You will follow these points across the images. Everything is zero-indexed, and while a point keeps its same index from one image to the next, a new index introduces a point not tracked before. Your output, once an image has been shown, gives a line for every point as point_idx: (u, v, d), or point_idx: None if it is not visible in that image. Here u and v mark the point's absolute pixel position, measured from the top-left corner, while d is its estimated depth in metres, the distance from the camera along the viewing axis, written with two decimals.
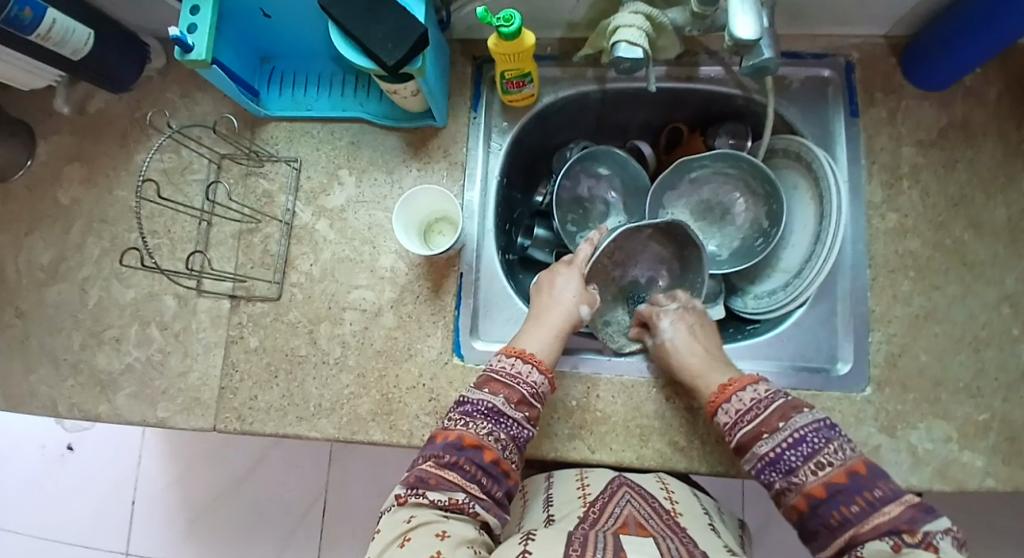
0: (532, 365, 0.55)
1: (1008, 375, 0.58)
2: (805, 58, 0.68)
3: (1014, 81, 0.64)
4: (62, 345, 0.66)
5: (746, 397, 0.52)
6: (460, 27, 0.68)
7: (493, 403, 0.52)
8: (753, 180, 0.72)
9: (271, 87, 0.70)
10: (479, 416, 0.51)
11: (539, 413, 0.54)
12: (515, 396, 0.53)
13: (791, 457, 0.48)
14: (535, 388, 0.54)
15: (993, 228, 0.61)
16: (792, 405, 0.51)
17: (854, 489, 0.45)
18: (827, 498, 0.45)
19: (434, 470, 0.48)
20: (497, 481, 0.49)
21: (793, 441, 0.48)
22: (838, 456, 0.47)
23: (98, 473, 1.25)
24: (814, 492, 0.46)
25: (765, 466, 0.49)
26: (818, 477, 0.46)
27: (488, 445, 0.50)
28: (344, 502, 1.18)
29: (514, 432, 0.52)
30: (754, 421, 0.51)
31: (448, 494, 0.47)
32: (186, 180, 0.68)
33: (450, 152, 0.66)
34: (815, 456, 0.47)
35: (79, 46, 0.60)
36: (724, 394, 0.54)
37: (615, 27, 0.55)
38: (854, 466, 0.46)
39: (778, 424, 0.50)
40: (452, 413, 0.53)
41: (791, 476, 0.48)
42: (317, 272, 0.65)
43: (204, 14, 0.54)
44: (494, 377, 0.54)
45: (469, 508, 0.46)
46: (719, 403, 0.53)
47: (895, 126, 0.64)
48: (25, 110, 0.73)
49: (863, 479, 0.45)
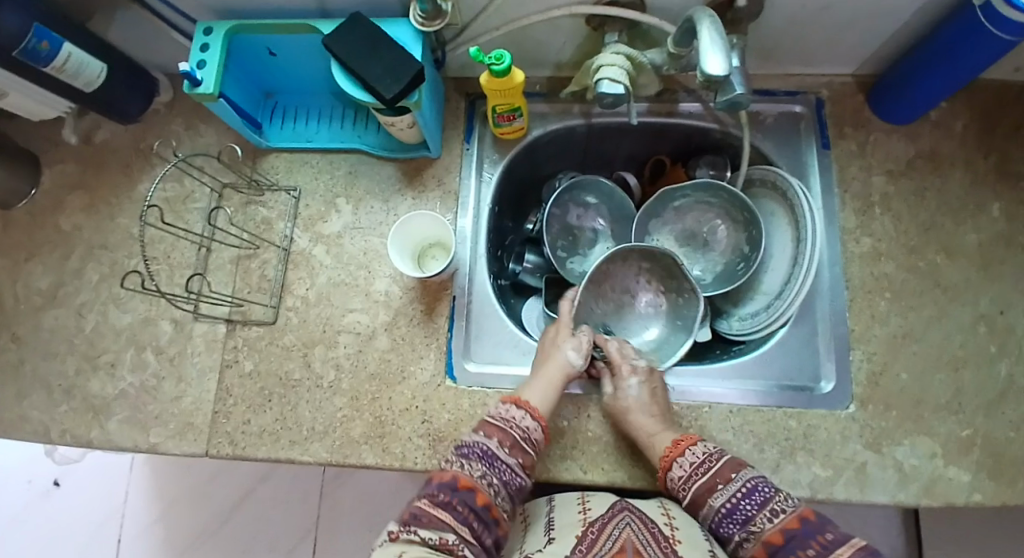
0: (525, 411, 0.56)
1: (987, 392, 0.60)
2: (777, 95, 0.73)
3: (975, 115, 0.68)
4: (56, 369, 0.67)
5: (698, 451, 0.54)
6: (454, 65, 0.72)
7: (488, 446, 0.54)
8: (733, 207, 0.76)
9: (273, 120, 0.73)
10: (475, 458, 0.53)
11: (531, 463, 0.55)
12: (509, 440, 0.54)
13: (746, 507, 0.50)
14: (527, 433, 0.55)
15: (965, 251, 0.64)
16: (739, 461, 0.53)
17: (807, 533, 0.46)
18: (784, 544, 0.47)
19: (428, 509, 0.49)
20: (487, 528, 0.50)
21: (745, 491, 0.50)
22: (788, 503, 0.49)
23: (80, 511, 1.22)
24: (772, 539, 0.48)
25: (723, 518, 0.51)
26: (775, 525, 0.48)
27: (481, 488, 0.51)
28: (335, 535, 1.16)
29: (507, 478, 0.53)
30: (708, 474, 0.53)
31: (439, 533, 0.47)
32: (187, 209, 0.70)
33: (443, 181, 0.69)
34: (767, 503, 0.49)
35: (92, 78, 0.63)
36: (677, 449, 0.55)
37: (598, 66, 0.59)
38: (804, 512, 0.48)
39: (731, 475, 0.52)
40: (451, 455, 0.55)
41: (748, 526, 0.49)
42: (313, 296, 0.66)
43: (212, 52, 0.57)
44: (489, 422, 0.56)
45: (459, 550, 0.46)
46: (672, 459, 0.54)
47: (864, 157, 0.68)
48: (32, 141, 0.76)
49: (814, 523, 0.47)
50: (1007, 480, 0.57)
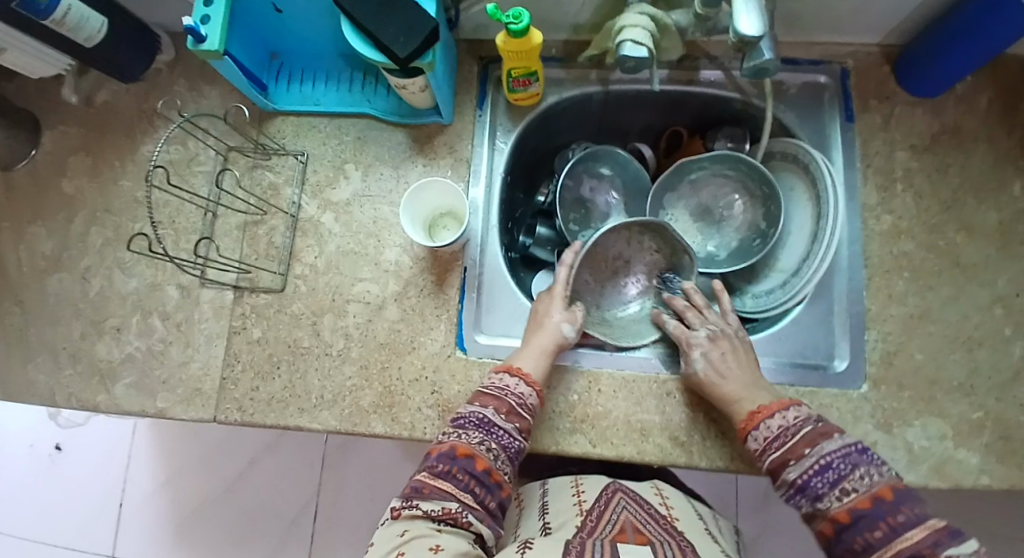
0: (518, 378, 0.55)
1: (1001, 374, 0.59)
2: (802, 65, 0.70)
3: (1004, 89, 0.66)
4: (61, 334, 0.66)
5: (775, 424, 0.52)
6: (468, 26, 0.69)
7: (484, 415, 0.53)
8: (751, 181, 0.74)
9: (280, 82, 0.71)
10: (471, 426, 0.53)
11: (530, 424, 0.55)
12: (504, 407, 0.54)
13: (818, 483, 0.48)
14: (523, 399, 0.55)
15: (986, 230, 0.63)
16: (821, 432, 0.50)
17: (879, 514, 0.45)
18: (851, 523, 0.46)
19: (428, 480, 0.50)
20: (490, 491, 0.51)
21: (819, 468, 0.48)
22: (864, 481, 0.47)
23: (87, 473, 1.23)
24: (839, 517, 0.46)
25: (795, 491, 0.49)
26: (843, 503, 0.46)
27: (480, 455, 0.51)
28: (340, 504, 1.17)
29: (506, 442, 0.53)
30: (782, 447, 0.51)
31: (441, 504, 0.49)
32: (192, 171, 0.69)
33: (455, 148, 0.67)
34: (841, 481, 0.47)
35: (93, 33, 0.61)
36: (754, 421, 0.53)
37: (621, 27, 0.56)
38: (880, 492, 0.46)
39: (806, 450, 0.49)
40: (446, 426, 0.55)
41: (818, 501, 0.48)
42: (321, 265, 0.65)
43: (216, 7, 0.55)
44: (484, 390, 0.56)
45: (462, 517, 0.48)
46: (749, 429, 0.53)
47: (888, 131, 0.66)
48: (32, 100, 0.74)
49: (888, 504, 0.45)
50: (1016, 463, 0.57)
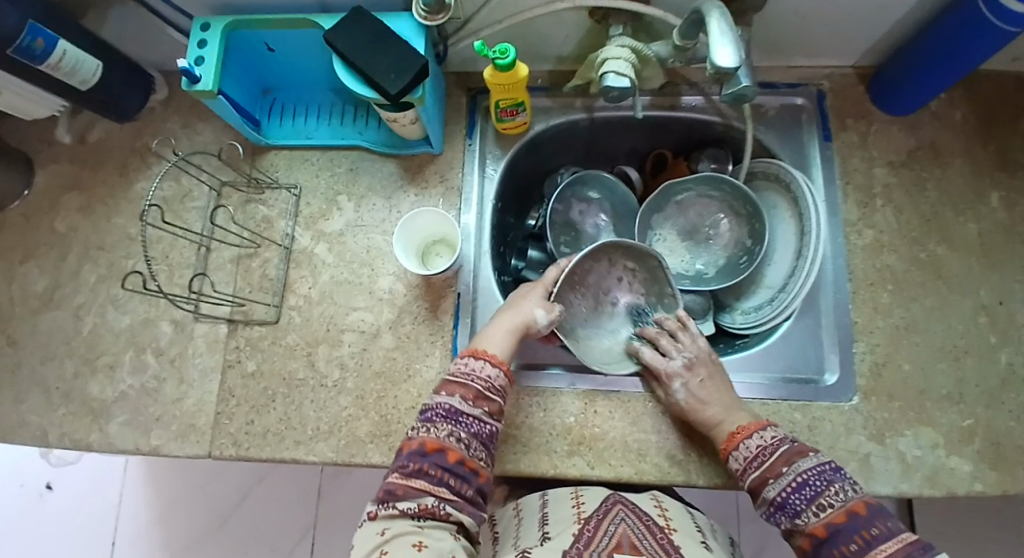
0: (484, 360, 0.56)
1: (989, 382, 0.60)
2: (779, 88, 0.73)
3: (974, 106, 0.69)
4: (54, 373, 0.65)
5: (753, 443, 0.53)
6: (456, 59, 0.71)
7: (451, 404, 0.53)
8: (735, 201, 0.76)
9: (272, 117, 0.72)
10: (439, 419, 0.52)
11: (500, 406, 0.55)
12: (471, 392, 0.54)
13: (796, 500, 0.49)
14: (490, 381, 0.55)
15: (966, 242, 0.64)
16: (798, 450, 0.52)
17: (853, 528, 0.46)
18: (828, 538, 0.47)
19: (401, 480, 0.49)
20: (466, 480, 0.50)
21: (796, 485, 0.50)
22: (840, 496, 0.48)
23: (77, 513, 1.20)
24: (816, 532, 0.48)
25: (775, 508, 0.51)
26: (820, 518, 0.48)
27: (451, 446, 0.51)
28: (335, 537, 1.15)
29: (476, 428, 0.53)
30: (760, 467, 0.52)
31: (418, 501, 0.48)
32: (186, 207, 0.69)
33: (446, 177, 0.69)
34: (817, 497, 0.48)
35: (88, 75, 0.62)
36: (733, 442, 0.54)
37: (603, 59, 0.58)
38: (854, 507, 0.47)
39: (782, 468, 0.51)
40: (415, 420, 0.54)
41: (795, 518, 0.49)
42: (316, 295, 0.65)
43: (211, 47, 0.56)
44: (450, 379, 0.55)
45: (440, 511, 0.48)
46: (728, 450, 0.54)
47: (866, 149, 0.68)
48: (25, 140, 0.74)
49: (863, 518, 0.46)
50: (1008, 469, 0.57)
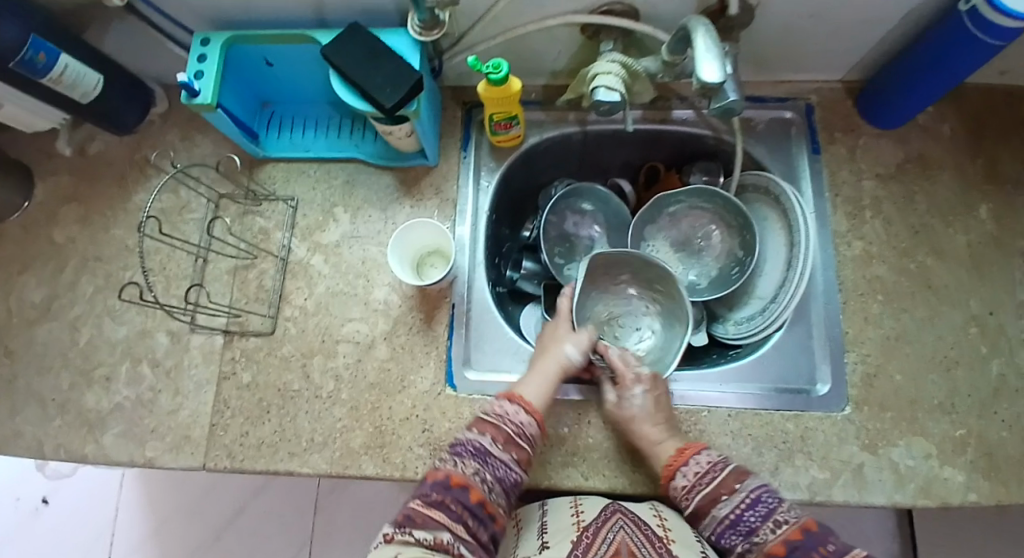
0: (520, 405, 0.56)
1: (980, 392, 0.61)
2: (768, 103, 0.74)
3: (960, 119, 0.70)
4: (50, 385, 0.66)
5: (702, 460, 0.54)
6: (451, 74, 0.72)
7: (481, 444, 0.53)
8: (727, 212, 0.77)
9: (270, 131, 0.73)
10: (467, 456, 0.53)
11: (528, 456, 0.55)
12: (503, 436, 0.54)
13: (750, 518, 0.49)
14: (522, 427, 0.55)
15: (955, 253, 0.65)
16: (743, 470, 0.53)
17: (810, 544, 0.45)
18: (786, 556, 0.46)
19: (422, 509, 0.48)
20: (482, 524, 0.50)
21: (749, 502, 0.50)
22: (791, 513, 0.48)
23: (71, 527, 1.19)
24: (773, 551, 0.46)
25: (726, 528, 0.50)
26: (777, 536, 0.47)
27: (474, 486, 0.51)
28: (332, 550, 1.14)
29: (501, 473, 0.53)
30: (711, 484, 0.52)
31: (434, 533, 0.47)
32: (183, 219, 0.70)
33: (441, 190, 0.70)
34: (772, 514, 0.49)
35: (89, 90, 0.63)
36: (681, 459, 0.54)
37: (594, 74, 0.59)
38: (807, 523, 0.47)
39: (735, 485, 0.51)
40: (443, 455, 0.54)
41: (751, 537, 0.49)
42: (312, 306, 0.66)
43: (210, 62, 0.57)
44: (483, 418, 0.56)
45: (454, 548, 0.46)
46: (676, 468, 0.54)
47: (855, 162, 0.69)
48: (25, 153, 0.75)
49: (817, 534, 0.46)
50: (1002, 479, 0.57)
